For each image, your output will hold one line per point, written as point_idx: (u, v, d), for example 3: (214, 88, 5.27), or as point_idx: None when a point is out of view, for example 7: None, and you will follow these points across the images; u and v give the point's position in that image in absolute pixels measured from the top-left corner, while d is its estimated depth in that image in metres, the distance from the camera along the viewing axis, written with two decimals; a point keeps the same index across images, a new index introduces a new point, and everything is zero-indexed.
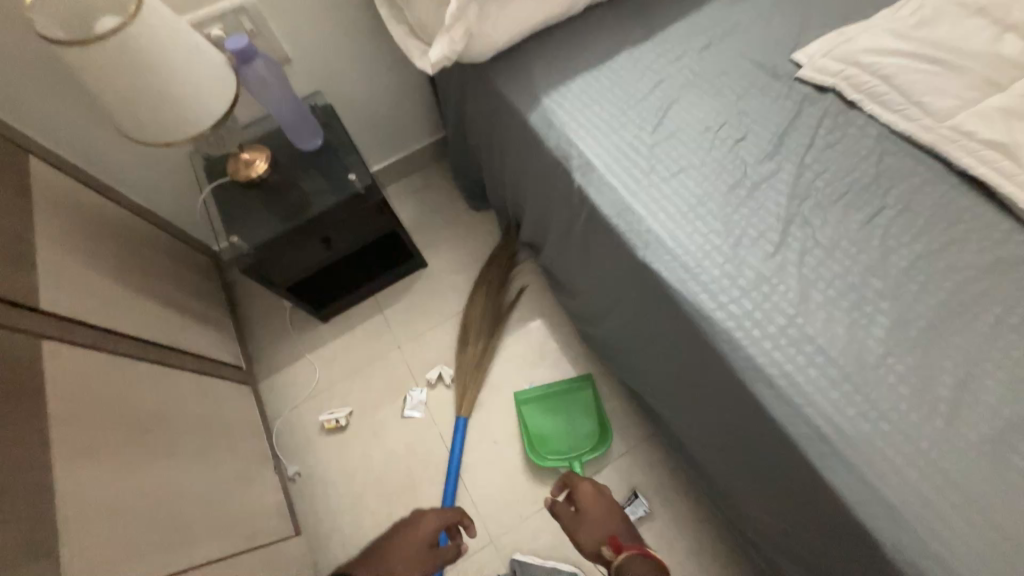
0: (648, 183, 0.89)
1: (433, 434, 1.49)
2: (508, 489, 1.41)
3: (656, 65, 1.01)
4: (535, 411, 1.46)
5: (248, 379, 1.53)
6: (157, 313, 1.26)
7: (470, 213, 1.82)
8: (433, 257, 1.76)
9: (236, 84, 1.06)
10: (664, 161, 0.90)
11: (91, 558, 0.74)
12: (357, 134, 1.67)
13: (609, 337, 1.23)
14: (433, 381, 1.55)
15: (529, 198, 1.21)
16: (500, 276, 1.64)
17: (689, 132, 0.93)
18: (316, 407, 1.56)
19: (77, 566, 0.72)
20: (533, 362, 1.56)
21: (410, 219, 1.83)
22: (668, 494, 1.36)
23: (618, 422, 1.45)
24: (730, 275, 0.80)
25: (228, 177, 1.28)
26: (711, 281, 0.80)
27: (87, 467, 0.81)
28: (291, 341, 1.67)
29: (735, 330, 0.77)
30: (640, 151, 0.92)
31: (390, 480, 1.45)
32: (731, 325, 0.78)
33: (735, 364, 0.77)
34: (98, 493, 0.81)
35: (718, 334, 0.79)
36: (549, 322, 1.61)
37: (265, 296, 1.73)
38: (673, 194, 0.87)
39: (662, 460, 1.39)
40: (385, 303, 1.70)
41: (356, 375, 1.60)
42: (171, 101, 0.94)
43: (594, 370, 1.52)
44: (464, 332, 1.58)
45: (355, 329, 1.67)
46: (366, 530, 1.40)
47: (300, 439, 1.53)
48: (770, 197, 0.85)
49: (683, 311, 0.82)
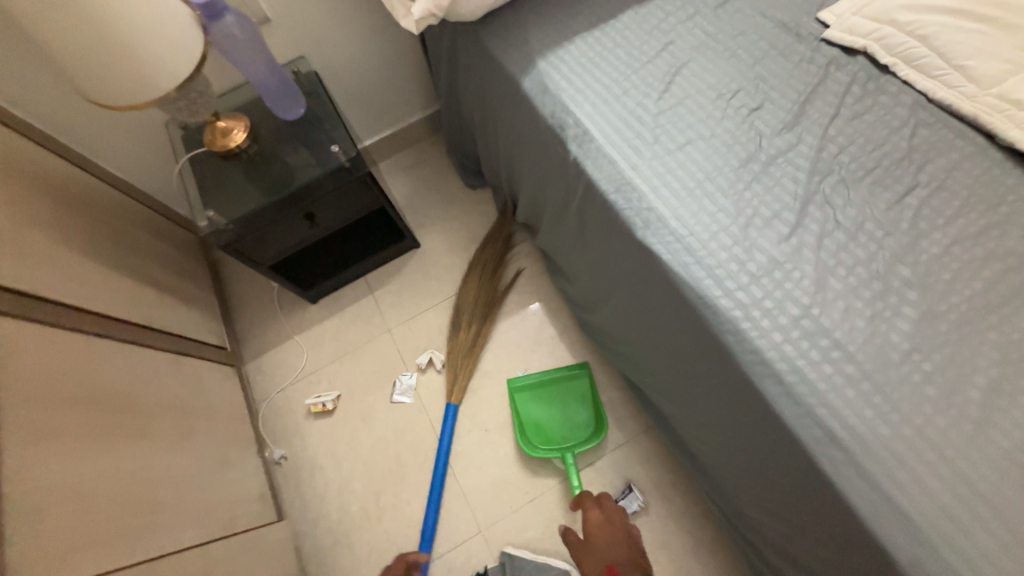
0: (651, 155, 0.80)
1: (423, 421, 1.44)
2: (498, 479, 1.36)
3: (665, 25, 0.91)
4: (528, 399, 1.40)
5: (233, 360, 1.49)
6: (131, 291, 1.20)
7: (466, 191, 1.74)
8: (426, 237, 1.69)
9: (201, 44, 0.97)
10: (669, 132, 0.81)
11: (44, 549, 0.70)
12: (346, 105, 1.58)
13: (607, 323, 1.16)
14: (423, 367, 1.49)
15: (528, 175, 1.16)
16: (495, 257, 1.56)
17: (699, 99, 0.83)
18: (304, 390, 1.52)
19: (27, 557, 0.67)
20: (527, 349, 1.49)
21: (403, 198, 1.76)
22: (663, 488, 1.31)
23: (614, 412, 1.39)
24: (739, 259, 0.72)
25: (204, 147, 1.19)
26: (717, 266, 0.73)
27: (45, 451, 0.76)
28: (278, 322, 1.62)
29: (743, 322, 0.70)
30: (643, 120, 0.83)
31: (377, 466, 1.41)
32: (739, 316, 0.70)
33: (741, 358, 0.70)
34: (56, 479, 0.76)
35: (724, 325, 0.71)
36: (545, 307, 1.54)
37: (253, 275, 1.68)
38: (678, 168, 0.79)
39: (658, 452, 1.34)
40: (375, 285, 1.63)
41: (345, 359, 1.55)
42: (130, 59, 0.86)
43: (590, 358, 1.46)
44: (456, 317, 1.52)
45: (345, 311, 1.61)
46: (351, 516, 1.37)
47: (286, 422, 1.49)
48: (787, 172, 0.76)
49: (686, 299, 0.75)
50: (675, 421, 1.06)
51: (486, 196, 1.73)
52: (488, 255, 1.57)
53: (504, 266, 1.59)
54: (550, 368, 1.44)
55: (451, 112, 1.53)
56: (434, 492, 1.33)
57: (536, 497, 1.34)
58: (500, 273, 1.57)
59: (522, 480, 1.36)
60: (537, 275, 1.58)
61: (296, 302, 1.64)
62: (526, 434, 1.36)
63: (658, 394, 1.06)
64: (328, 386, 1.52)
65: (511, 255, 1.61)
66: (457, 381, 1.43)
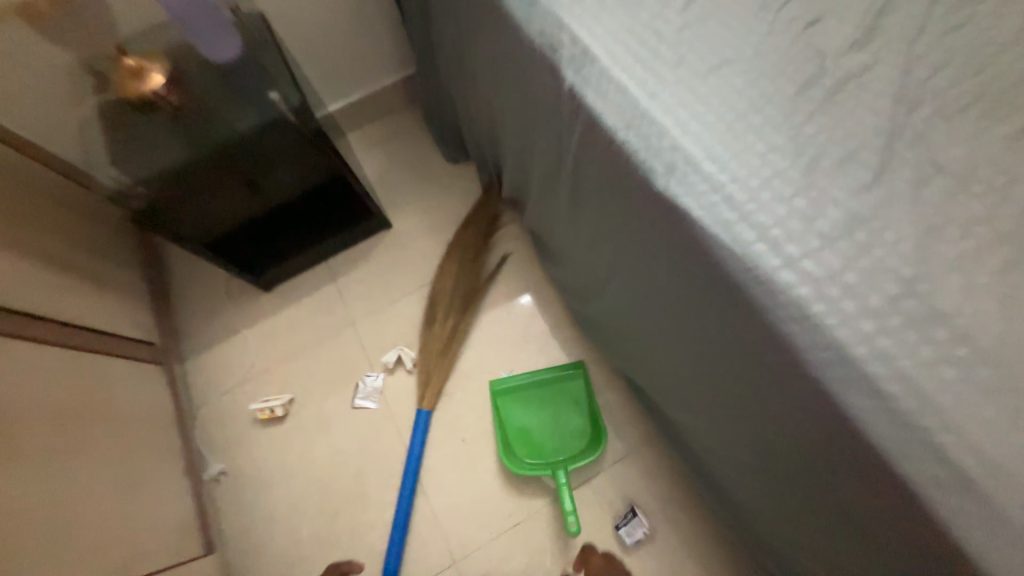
0: (674, 82, 0.61)
1: (390, 430, 1.22)
2: (477, 499, 1.15)
3: None
4: (514, 404, 1.19)
5: (164, 358, 1.25)
6: (30, 274, 0.96)
7: (445, 166, 1.52)
8: (399, 217, 1.47)
9: None
10: (698, 52, 0.62)
11: None
12: (302, 59, 1.37)
13: (607, 314, 0.93)
14: (391, 365, 1.27)
15: (511, 132, 0.91)
16: (477, 240, 1.35)
17: (736, 12, 0.63)
18: (251, 393, 1.30)
19: None
20: (513, 345, 1.28)
21: (374, 172, 1.53)
22: (673, 510, 1.10)
23: (614, 420, 1.19)
24: (804, 215, 0.53)
25: (116, 93, 0.98)
26: (774, 226, 0.54)
27: None
28: (224, 314, 1.39)
29: (813, 301, 0.51)
30: (663, 39, 0.63)
31: (334, 483, 1.19)
32: (808, 293, 0.51)
33: (812, 352, 0.51)
34: None
35: (787, 306, 0.52)
36: (534, 297, 1.33)
37: (194, 259, 1.44)
38: (712, 98, 0.59)
39: (666, 467, 1.14)
40: (338, 271, 1.41)
41: (300, 356, 1.32)
42: None
43: (586, 356, 1.25)
44: (431, 307, 1.30)
45: (302, 301, 1.38)
46: (301, 543, 1.15)
47: (229, 430, 1.26)
48: (863, 101, 0.56)
49: (731, 274, 0.56)
50: (698, 437, 0.84)
51: (467, 171, 1.51)
52: (468, 237, 1.36)
53: (487, 250, 1.37)
54: (540, 369, 1.23)
55: (426, 70, 1.31)
56: (401, 512, 1.12)
57: (522, 520, 1.13)
58: (482, 258, 1.35)
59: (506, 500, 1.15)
60: (525, 260, 1.37)
61: (245, 290, 1.41)
62: (510, 446, 1.16)
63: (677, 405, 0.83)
64: (280, 388, 1.29)
65: (496, 237, 1.40)
66: (430, 383, 1.21)
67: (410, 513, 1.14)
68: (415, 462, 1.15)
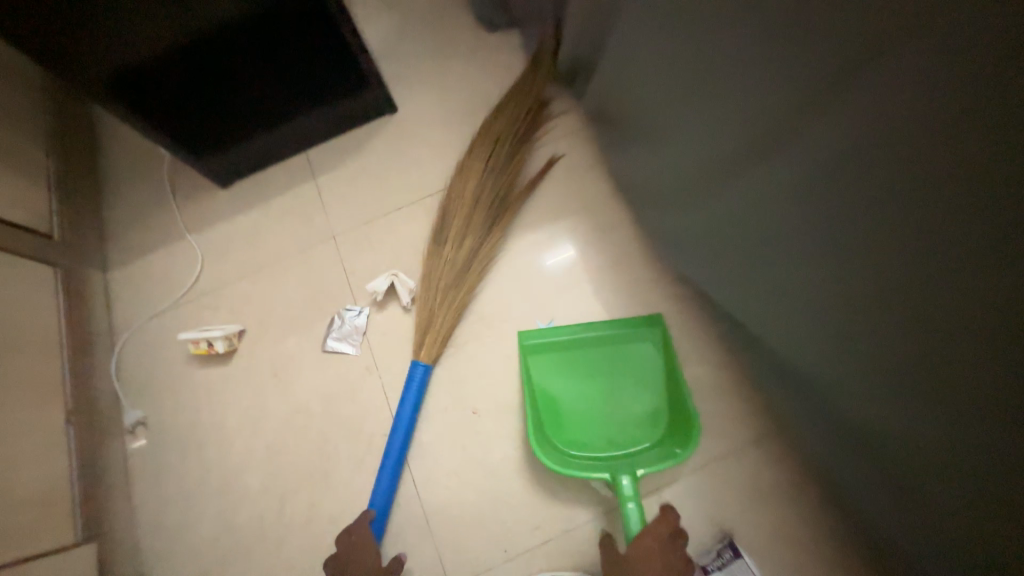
0: None
1: (373, 386, 0.86)
2: (489, 499, 0.79)
3: None
4: (553, 368, 0.80)
5: (67, 260, 0.90)
6: None
7: (476, 34, 1.09)
8: (408, 99, 1.05)
9: None
10: None
11: None
12: None
13: (784, 204, 0.56)
14: (379, 298, 0.89)
15: None
16: (515, 129, 0.93)
17: None
18: (191, 319, 0.95)
19: None
20: (557, 284, 0.89)
21: (379, 37, 1.11)
22: (784, 542, 0.75)
23: (702, 404, 0.81)
24: None
25: None
26: None
27: None
28: (166, 212, 1.03)
29: None
30: None
31: (290, 454, 0.85)
32: None
33: None
34: None
35: None
36: (592, 219, 0.92)
37: (134, 137, 1.07)
38: None
39: (775, 479, 0.77)
40: (322, 166, 1.02)
41: (259, 276, 0.96)
42: None
43: (664, 309, 0.85)
44: (441, 220, 0.91)
45: (270, 203, 1.01)
46: (240, 530, 0.82)
47: (157, 367, 0.92)
48: None
49: None
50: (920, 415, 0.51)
51: (508, 41, 1.08)
52: (502, 125, 0.94)
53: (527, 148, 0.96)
54: (595, 321, 0.83)
55: None
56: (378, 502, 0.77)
57: (551, 533, 0.77)
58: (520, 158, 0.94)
59: (530, 501, 0.79)
60: (582, 167, 0.95)
61: (195, 182, 1.04)
62: (544, 430, 0.78)
63: (872, 341, 0.52)
64: (229, 316, 0.94)
65: (542, 132, 0.98)
66: (433, 325, 0.83)
67: (392, 503, 0.79)
68: (403, 431, 0.79)
